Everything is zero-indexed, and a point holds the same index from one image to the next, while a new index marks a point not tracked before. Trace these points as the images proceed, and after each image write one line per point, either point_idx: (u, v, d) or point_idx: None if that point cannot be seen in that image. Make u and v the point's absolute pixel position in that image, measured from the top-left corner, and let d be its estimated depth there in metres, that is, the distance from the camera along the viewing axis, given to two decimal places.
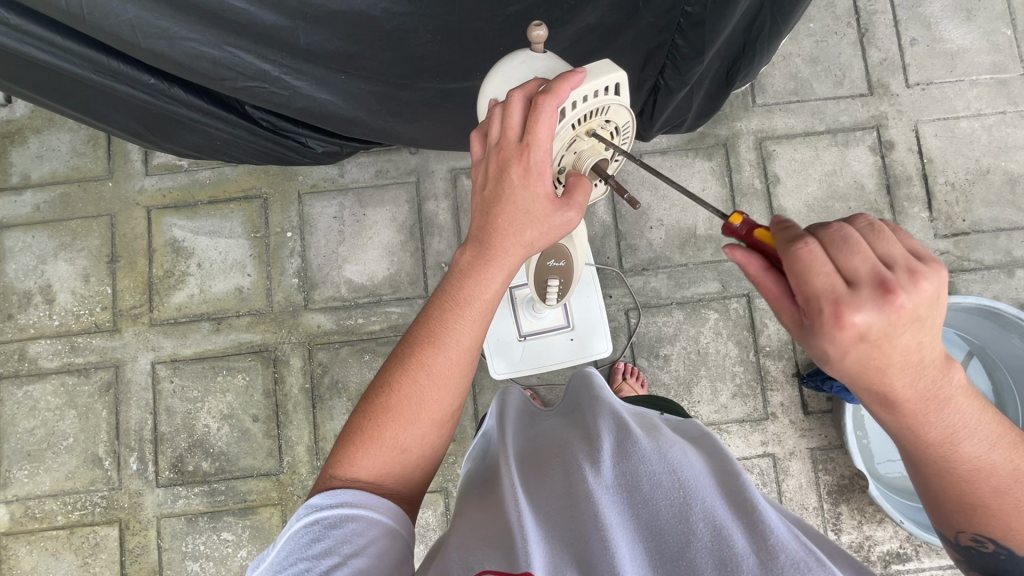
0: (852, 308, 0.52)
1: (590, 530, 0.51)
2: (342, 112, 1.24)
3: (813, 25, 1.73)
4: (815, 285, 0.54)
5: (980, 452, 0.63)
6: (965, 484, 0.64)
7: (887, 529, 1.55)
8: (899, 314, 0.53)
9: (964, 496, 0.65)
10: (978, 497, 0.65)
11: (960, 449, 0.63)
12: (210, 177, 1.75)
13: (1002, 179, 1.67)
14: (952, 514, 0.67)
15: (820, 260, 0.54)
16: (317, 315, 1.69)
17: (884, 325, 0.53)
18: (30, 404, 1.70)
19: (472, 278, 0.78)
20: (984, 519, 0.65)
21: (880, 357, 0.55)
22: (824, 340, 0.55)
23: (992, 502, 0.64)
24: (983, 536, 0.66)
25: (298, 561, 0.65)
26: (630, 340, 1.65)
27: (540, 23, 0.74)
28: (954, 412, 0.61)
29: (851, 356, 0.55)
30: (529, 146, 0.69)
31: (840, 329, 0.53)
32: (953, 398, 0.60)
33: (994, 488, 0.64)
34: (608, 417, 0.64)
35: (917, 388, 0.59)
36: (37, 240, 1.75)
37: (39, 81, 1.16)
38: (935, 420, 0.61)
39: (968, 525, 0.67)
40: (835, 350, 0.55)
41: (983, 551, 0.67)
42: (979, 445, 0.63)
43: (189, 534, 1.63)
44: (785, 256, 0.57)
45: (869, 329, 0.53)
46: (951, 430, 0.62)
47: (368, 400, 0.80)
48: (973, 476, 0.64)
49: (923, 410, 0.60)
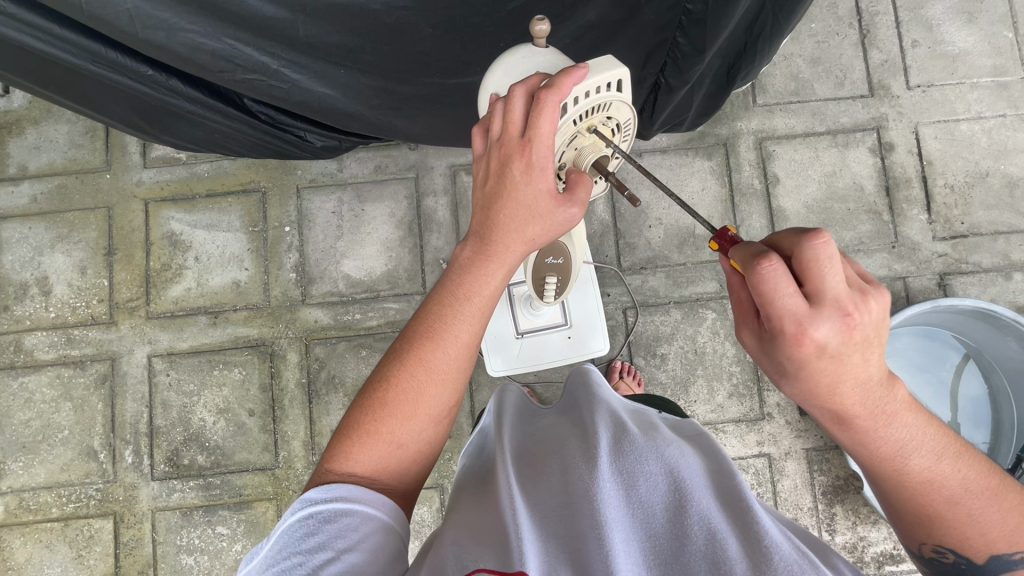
0: (812, 326, 0.57)
1: (585, 528, 0.51)
2: (342, 106, 1.23)
3: (815, 26, 1.73)
4: (782, 305, 0.56)
5: (929, 462, 0.64)
6: (920, 496, 0.65)
7: (881, 530, 1.55)
8: (853, 330, 0.57)
9: (920, 507, 0.65)
10: (932, 508, 0.65)
11: (910, 461, 0.63)
12: (209, 170, 1.74)
13: (1001, 182, 1.67)
14: (911, 526, 0.67)
15: (785, 281, 0.56)
16: (315, 310, 1.69)
17: (840, 340, 0.57)
18: (26, 395, 1.70)
19: (473, 274, 0.78)
20: (942, 530, 0.65)
21: (834, 372, 0.59)
22: (784, 354, 0.59)
23: (947, 512, 0.64)
24: (944, 547, 0.66)
25: (291, 555, 0.65)
26: (627, 339, 1.65)
27: (542, 17, 0.74)
28: (901, 425, 0.63)
29: (806, 370, 0.59)
30: (532, 141, 0.69)
31: (800, 344, 0.58)
32: (897, 412, 0.63)
33: (947, 498, 0.64)
34: (606, 416, 0.64)
35: (865, 402, 0.62)
36: (34, 231, 1.74)
37: (37, 71, 1.16)
38: (883, 434, 0.63)
39: (928, 537, 0.67)
40: (792, 363, 0.60)
41: (944, 563, 0.66)
42: (928, 457, 0.63)
43: (184, 528, 1.63)
44: (750, 275, 0.57)
45: (825, 343, 0.57)
46: (899, 444, 0.63)
47: (365, 395, 0.79)
48: (926, 487, 0.64)
49: (869, 424, 0.62)
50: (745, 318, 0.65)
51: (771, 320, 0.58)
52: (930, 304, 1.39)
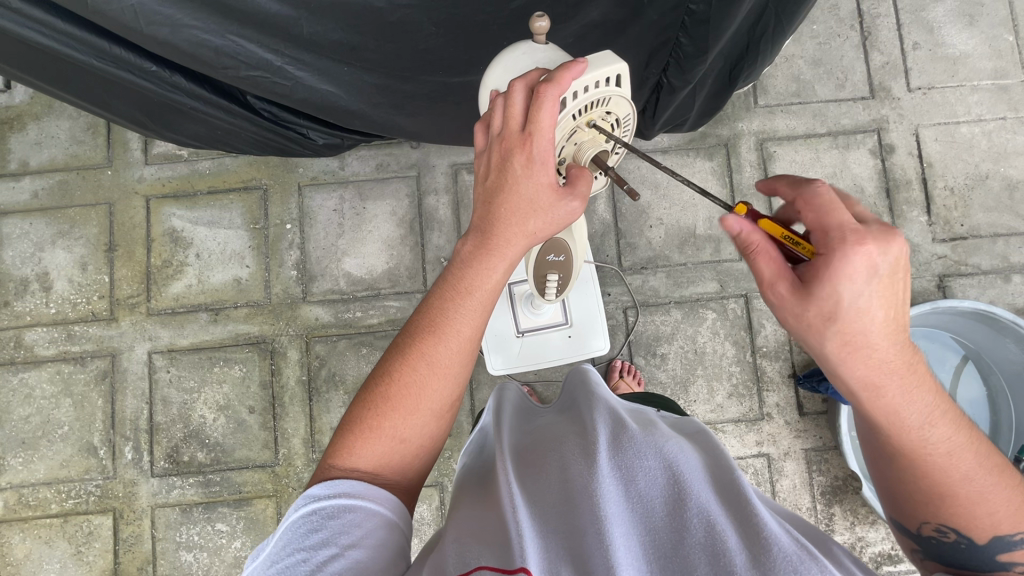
0: (871, 243, 0.61)
1: (585, 523, 0.51)
2: (344, 105, 1.23)
3: (816, 27, 1.73)
4: (835, 218, 0.62)
5: (948, 436, 0.65)
6: (934, 474, 0.66)
7: (878, 530, 1.56)
8: (901, 259, 0.62)
9: (932, 486, 0.66)
10: (946, 486, 0.66)
11: (931, 433, 0.65)
12: (210, 168, 1.75)
13: (1001, 185, 1.68)
14: (918, 507, 0.68)
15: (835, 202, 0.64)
16: (316, 308, 1.69)
17: (890, 266, 0.61)
18: (26, 391, 1.70)
19: (474, 268, 0.78)
20: (948, 510, 0.66)
21: (882, 304, 0.62)
22: (842, 279, 0.61)
23: (960, 490, 0.66)
24: (946, 527, 0.67)
25: (294, 552, 0.65)
26: (627, 339, 1.65)
27: (542, 14, 0.74)
28: (926, 392, 0.65)
29: (858, 287, 0.61)
30: (532, 135, 0.69)
31: (860, 258, 0.60)
32: (922, 375, 0.65)
33: (960, 476, 0.65)
34: (605, 413, 0.65)
35: (901, 356, 0.64)
36: (35, 227, 1.74)
37: (40, 66, 1.16)
38: (912, 400, 0.64)
39: (932, 516, 0.68)
40: (848, 281, 0.61)
41: (944, 542, 0.68)
42: (946, 428, 0.65)
43: (183, 524, 1.63)
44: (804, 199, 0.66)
45: (880, 267, 0.61)
46: (922, 411, 0.65)
47: (367, 390, 0.80)
48: (941, 464, 0.65)
49: (899, 383, 0.64)
50: (777, 275, 0.66)
51: (831, 240, 0.62)
52: (929, 305, 1.39)
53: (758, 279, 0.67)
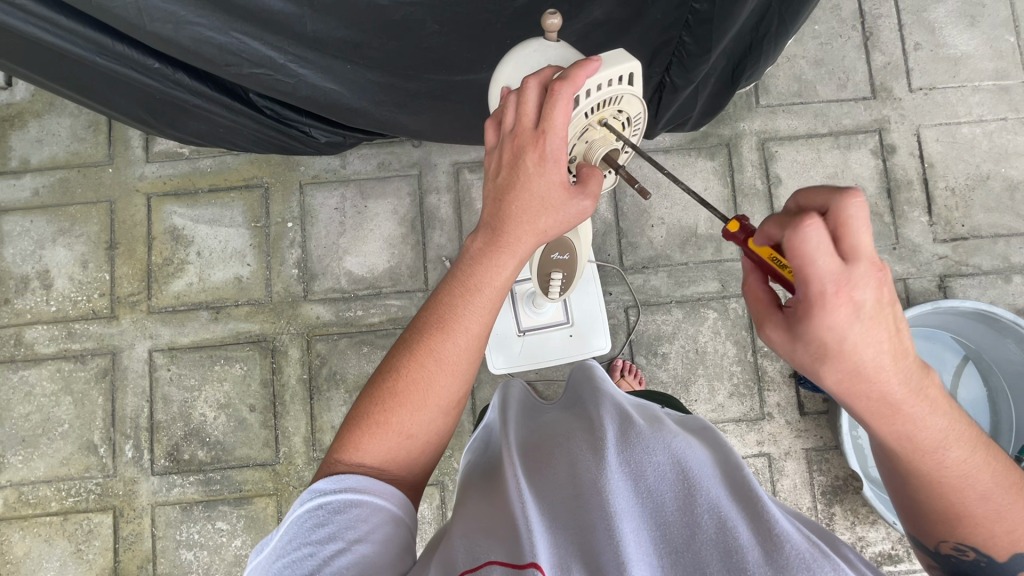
0: (850, 285, 0.55)
1: (595, 518, 0.51)
2: (347, 103, 1.23)
3: (818, 28, 1.74)
4: (821, 267, 0.54)
5: (965, 457, 0.64)
6: (951, 491, 0.65)
7: (879, 530, 1.56)
8: (884, 290, 0.56)
9: (950, 503, 0.66)
10: (962, 504, 0.65)
11: (947, 454, 0.64)
12: (212, 165, 1.74)
13: (1002, 186, 1.68)
14: (935, 524, 0.68)
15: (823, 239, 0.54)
16: (317, 306, 1.69)
17: (874, 302, 0.56)
18: (26, 389, 1.69)
19: (484, 265, 0.78)
20: (966, 527, 0.66)
21: (874, 342, 0.57)
22: (822, 324, 0.56)
23: (977, 508, 0.65)
24: (966, 545, 0.66)
25: (301, 546, 0.65)
26: (629, 338, 1.65)
27: (555, 11, 0.74)
28: (941, 418, 0.63)
29: (849, 343, 0.57)
30: (545, 133, 0.69)
31: (844, 310, 0.56)
32: (937, 401, 0.62)
33: (977, 494, 0.65)
34: (613, 409, 0.65)
35: (908, 390, 0.60)
36: (35, 224, 1.74)
37: (42, 62, 1.15)
38: (928, 426, 0.62)
39: (951, 534, 0.67)
40: (836, 335, 0.57)
41: (963, 559, 0.68)
42: (962, 449, 0.64)
43: (183, 523, 1.63)
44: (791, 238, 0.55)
45: (863, 304, 0.56)
46: (938, 435, 0.63)
47: (375, 385, 0.80)
48: (959, 483, 0.65)
49: (915, 414, 0.61)
50: (767, 312, 0.63)
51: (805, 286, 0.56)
52: (929, 305, 1.39)
53: (753, 315, 0.65)
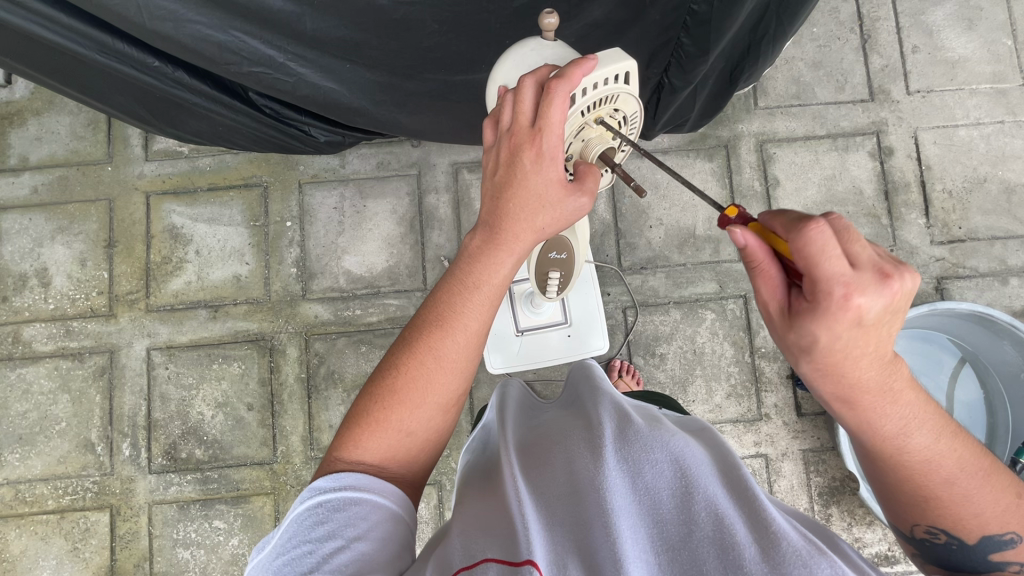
0: (859, 293, 0.55)
1: (592, 517, 0.51)
2: (347, 101, 1.23)
3: (816, 30, 1.74)
4: (826, 268, 0.55)
5: (930, 445, 0.64)
6: (917, 480, 0.66)
7: (876, 531, 1.56)
8: (895, 300, 0.56)
9: (917, 491, 0.67)
10: (930, 490, 0.66)
11: (911, 443, 0.64)
12: (211, 164, 1.74)
13: (999, 188, 1.68)
14: (907, 510, 0.69)
15: (830, 242, 0.55)
16: (315, 305, 1.69)
17: (880, 311, 0.56)
18: (23, 386, 1.69)
19: (482, 263, 0.78)
20: (935, 512, 0.68)
21: (865, 342, 0.58)
22: (821, 325, 0.57)
23: (942, 493, 0.66)
24: (937, 528, 0.69)
25: (301, 543, 0.65)
26: (627, 338, 1.65)
27: (551, 11, 0.74)
28: (904, 407, 0.63)
29: (838, 341, 0.58)
30: (542, 131, 0.69)
31: (846, 311, 0.56)
32: (903, 391, 0.63)
33: (944, 480, 0.65)
34: (610, 407, 0.65)
35: (877, 379, 0.61)
36: (34, 222, 1.74)
37: (40, 59, 1.15)
38: (889, 416, 0.63)
39: (921, 518, 0.69)
40: (828, 334, 0.58)
41: (936, 542, 0.70)
42: (929, 437, 0.64)
43: (180, 521, 1.63)
44: (795, 238, 0.56)
45: (868, 313, 0.56)
46: (904, 424, 0.64)
47: (374, 383, 0.80)
48: (923, 469, 0.65)
49: (877, 403, 0.62)
50: (774, 293, 0.63)
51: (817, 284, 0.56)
52: (926, 307, 1.39)
53: (758, 293, 0.64)
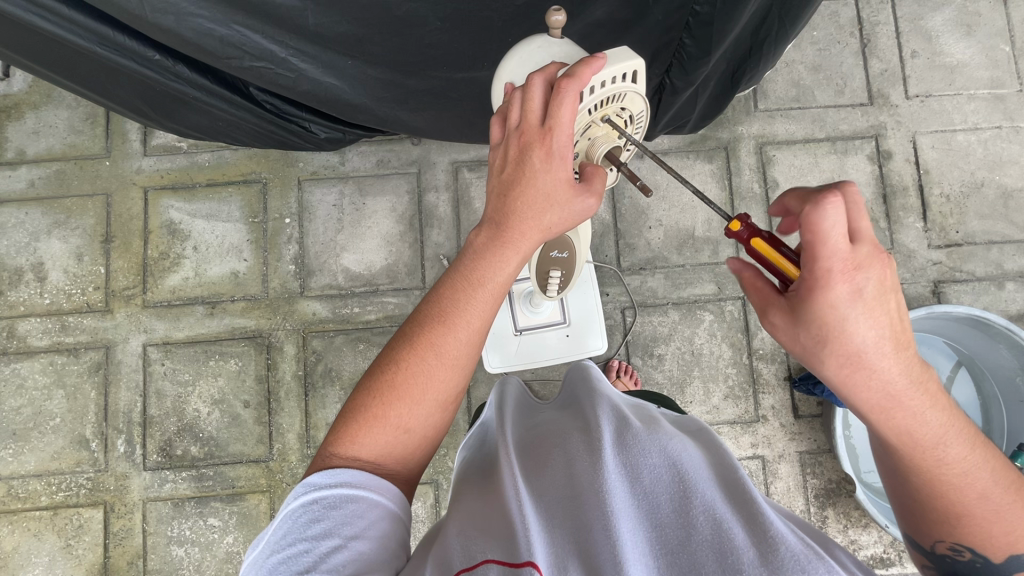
0: (853, 265, 0.60)
1: (592, 519, 0.51)
2: (347, 98, 1.23)
3: (817, 34, 1.75)
4: (829, 247, 0.59)
5: (964, 453, 0.65)
6: (949, 489, 0.66)
7: (871, 533, 1.57)
8: (887, 276, 0.61)
9: (948, 502, 0.67)
10: (962, 504, 0.66)
11: (946, 450, 0.65)
12: (210, 160, 1.74)
13: (996, 193, 1.69)
14: (934, 525, 0.69)
15: (840, 218, 0.58)
16: (313, 302, 1.68)
17: (876, 286, 0.61)
18: (17, 381, 1.68)
19: (487, 260, 0.78)
20: (965, 528, 0.67)
21: (874, 327, 0.61)
22: (824, 303, 0.61)
23: (974, 506, 0.66)
24: (961, 545, 0.68)
25: (298, 541, 0.65)
26: (625, 340, 1.65)
27: (558, 8, 0.74)
28: (940, 412, 0.64)
29: (843, 322, 0.61)
30: (551, 130, 0.70)
31: (845, 286, 0.60)
32: (936, 396, 0.65)
33: (977, 492, 0.66)
34: (609, 410, 0.65)
35: (911, 382, 0.63)
36: (31, 216, 1.73)
37: (39, 50, 1.15)
38: (925, 422, 0.64)
39: (946, 533, 0.69)
40: (835, 316, 0.61)
41: (958, 560, 0.69)
42: (961, 446, 0.66)
43: (175, 519, 1.62)
44: (811, 214, 0.58)
45: (864, 288, 0.60)
46: (939, 431, 0.65)
47: (372, 376, 0.79)
48: (959, 480, 0.66)
49: (914, 407, 0.64)
50: (772, 300, 0.67)
51: (814, 263, 0.60)
52: (924, 311, 1.39)
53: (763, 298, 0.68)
